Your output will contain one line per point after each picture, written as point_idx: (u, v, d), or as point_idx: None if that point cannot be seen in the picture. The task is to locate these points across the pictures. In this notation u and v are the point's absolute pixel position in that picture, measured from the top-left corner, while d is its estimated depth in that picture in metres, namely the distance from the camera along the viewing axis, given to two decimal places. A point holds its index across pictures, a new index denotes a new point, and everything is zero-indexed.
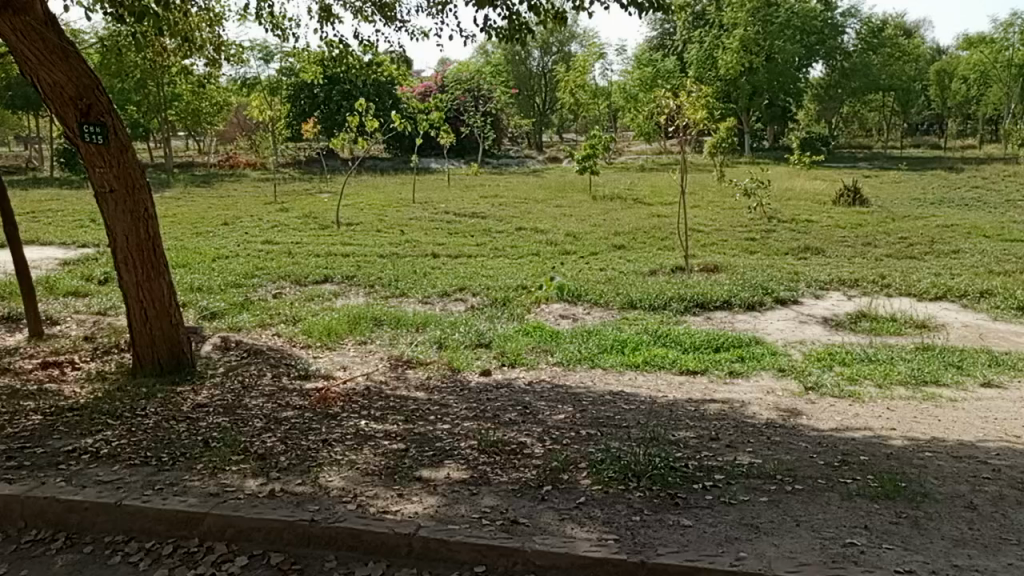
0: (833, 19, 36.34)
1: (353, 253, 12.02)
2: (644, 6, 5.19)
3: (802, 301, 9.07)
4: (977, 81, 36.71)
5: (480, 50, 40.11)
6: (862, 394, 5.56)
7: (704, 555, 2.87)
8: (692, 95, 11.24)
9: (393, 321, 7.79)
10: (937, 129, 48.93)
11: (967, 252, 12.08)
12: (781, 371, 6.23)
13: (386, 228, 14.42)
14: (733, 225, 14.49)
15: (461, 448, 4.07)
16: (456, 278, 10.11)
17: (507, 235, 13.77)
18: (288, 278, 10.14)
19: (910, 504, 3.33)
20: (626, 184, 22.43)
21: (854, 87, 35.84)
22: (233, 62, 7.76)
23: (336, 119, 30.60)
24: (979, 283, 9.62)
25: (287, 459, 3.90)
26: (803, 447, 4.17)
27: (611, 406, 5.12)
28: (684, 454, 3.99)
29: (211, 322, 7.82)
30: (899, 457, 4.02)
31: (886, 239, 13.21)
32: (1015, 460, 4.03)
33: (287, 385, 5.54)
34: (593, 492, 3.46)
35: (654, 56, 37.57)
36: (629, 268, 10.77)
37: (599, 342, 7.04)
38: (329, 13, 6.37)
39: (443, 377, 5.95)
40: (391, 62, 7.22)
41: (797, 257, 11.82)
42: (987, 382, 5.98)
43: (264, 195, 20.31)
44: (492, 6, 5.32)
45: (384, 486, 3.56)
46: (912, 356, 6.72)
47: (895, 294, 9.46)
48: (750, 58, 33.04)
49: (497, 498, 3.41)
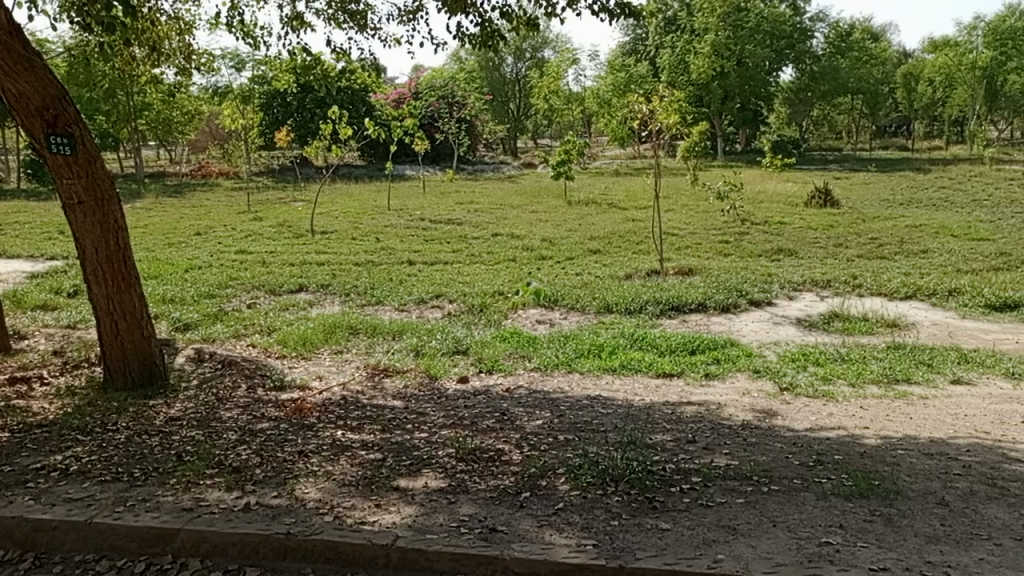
0: (801, 23, 36.99)
1: (327, 262, 11.94)
2: (615, 12, 5.22)
3: (776, 302, 9.17)
4: (942, 84, 37.62)
5: (453, 56, 40.18)
6: (836, 394, 5.64)
7: (682, 558, 2.88)
8: (664, 100, 11.32)
9: (369, 329, 7.75)
10: (905, 129, 49.85)
11: (936, 251, 12.28)
12: (756, 372, 6.29)
13: (362, 236, 14.39)
14: (707, 228, 14.67)
15: (439, 457, 4.05)
16: (433, 284, 10.11)
17: (483, 242, 13.80)
18: (262, 288, 10.05)
19: (883, 502, 3.37)
20: (600, 189, 22.51)
21: (824, 90, 36.26)
22: (204, 70, 7.69)
23: (309, 126, 30.60)
24: (947, 282, 9.78)
25: (263, 471, 3.86)
26: (778, 448, 4.21)
27: (588, 411, 5.13)
28: (662, 457, 4.00)
29: (184, 333, 7.74)
30: (872, 455, 4.07)
31: (857, 240, 13.42)
32: (985, 456, 4.10)
33: (264, 396, 5.49)
34: (571, 498, 3.46)
35: (627, 62, 37.89)
36: (605, 273, 10.82)
37: (576, 346, 7.07)
38: (301, 21, 6.33)
39: (421, 386, 5.93)
40: (363, 70, 7.20)
41: (771, 260, 11.95)
42: (957, 378, 6.11)
43: (237, 205, 20.17)
44: (465, 13, 5.33)
45: (361, 497, 3.53)
46: (883, 355, 6.82)
47: (866, 294, 9.59)
48: (722, 62, 33.48)
49: (475, 507, 3.40)
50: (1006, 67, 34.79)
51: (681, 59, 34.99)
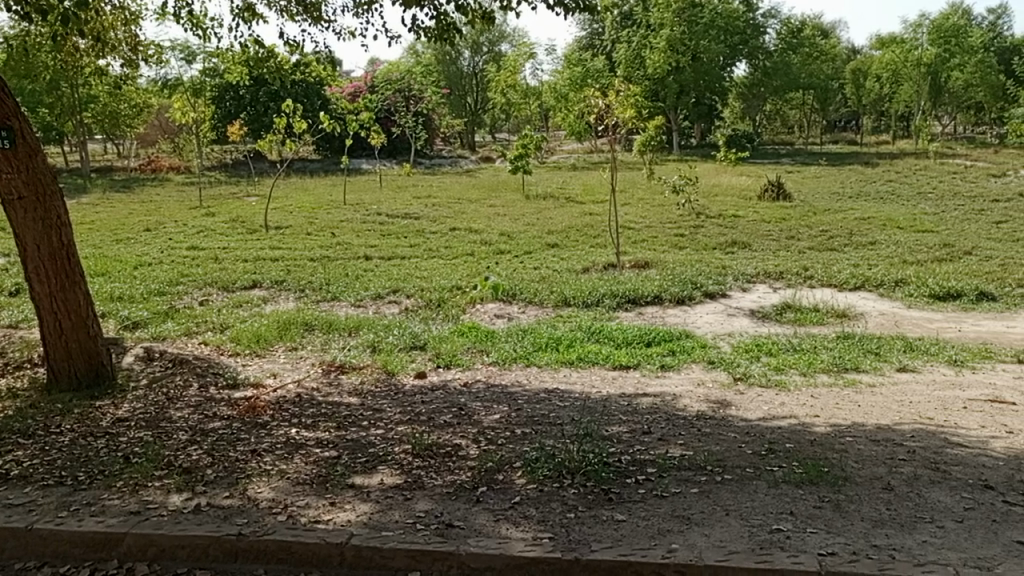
0: (754, 19, 37.54)
1: (282, 257, 11.74)
2: (570, 7, 5.21)
3: (730, 294, 9.32)
4: (889, 81, 38.59)
5: (409, 49, 39.87)
6: (787, 383, 5.75)
7: (637, 549, 2.90)
8: (620, 94, 11.40)
9: (324, 325, 7.65)
10: (854, 124, 51.06)
11: (883, 243, 12.61)
12: (711, 363, 6.39)
13: (317, 231, 14.19)
14: (663, 221, 14.81)
15: (395, 453, 4.02)
16: (390, 280, 10.03)
17: (441, 236, 13.73)
18: (215, 284, 9.85)
19: (832, 489, 3.45)
20: (557, 183, 22.58)
21: (776, 86, 36.92)
22: (152, 62, 7.49)
23: (263, 120, 30.08)
24: (894, 273, 10.05)
25: (214, 472, 3.78)
26: (731, 437, 4.28)
27: (545, 404, 5.15)
28: (618, 449, 4.03)
29: (133, 332, 7.54)
30: (821, 443, 4.16)
31: (808, 232, 13.69)
32: (928, 441, 4.22)
33: (216, 395, 5.38)
34: (527, 491, 3.46)
35: (584, 57, 38.01)
36: (563, 267, 10.86)
37: (534, 340, 7.09)
38: (252, 12, 6.20)
39: (378, 382, 5.88)
40: (318, 63, 7.08)
41: (725, 252, 12.13)
42: (903, 366, 6.28)
43: (189, 199, 19.72)
44: (420, 6, 5.27)
45: (315, 495, 3.49)
46: (833, 344, 6.97)
47: (817, 285, 9.80)
48: (677, 57, 33.85)
49: (431, 502, 3.38)
50: (949, 64, 35.93)
51: (636, 54, 35.28)
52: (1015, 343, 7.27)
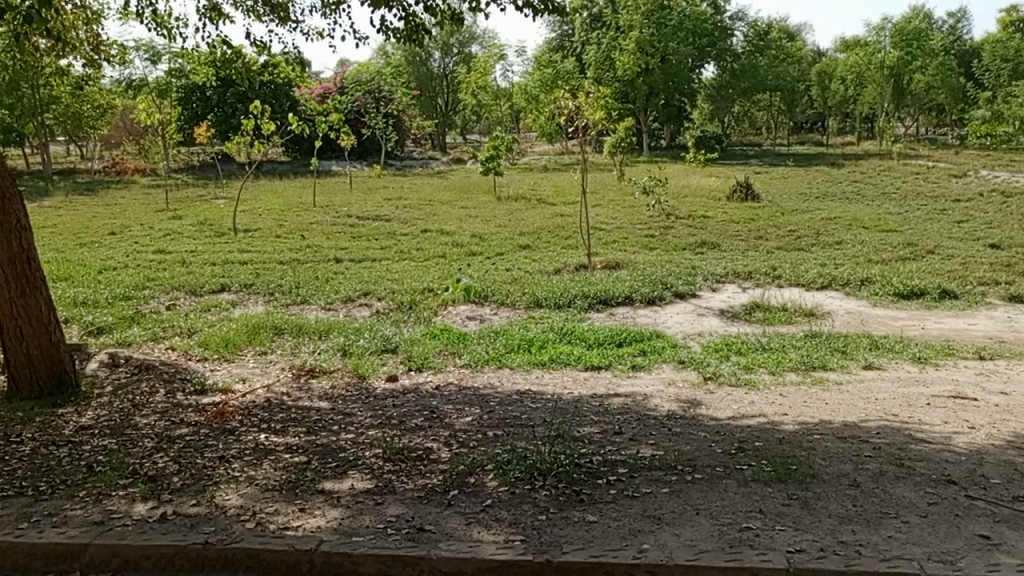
0: (721, 22, 37.93)
1: (251, 260, 11.61)
2: (539, 8, 5.22)
3: (699, 294, 9.40)
4: (853, 83, 39.24)
5: (379, 50, 39.69)
6: (756, 382, 5.82)
7: (608, 550, 2.91)
8: (590, 96, 11.45)
9: (294, 329, 7.57)
10: (820, 125, 51.86)
11: (849, 242, 12.82)
12: (681, 363, 6.44)
13: (286, 234, 14.05)
14: (633, 222, 14.90)
15: (366, 458, 3.99)
16: (360, 282, 9.97)
17: (413, 238, 13.66)
18: (182, 288, 9.70)
19: (800, 486, 3.49)
20: (529, 184, 22.61)
21: (744, 87, 37.34)
22: (115, 62, 7.35)
23: (231, 122, 29.73)
24: (859, 272, 10.22)
25: (181, 480, 3.72)
26: (701, 437, 4.31)
27: (517, 406, 5.14)
28: (589, 449, 4.04)
29: (97, 338, 7.40)
30: (790, 441, 4.20)
31: (776, 232, 13.86)
32: (893, 438, 4.29)
33: (183, 401, 5.29)
34: (499, 494, 3.45)
35: (554, 58, 38.12)
36: (535, 268, 10.88)
37: (506, 341, 7.08)
38: (218, 12, 6.11)
39: (349, 386, 5.83)
40: (286, 64, 7.01)
41: (695, 252, 12.24)
42: (869, 364, 6.39)
43: (154, 202, 19.41)
44: (388, 7, 5.25)
45: (285, 501, 3.45)
46: (801, 343, 7.06)
47: (785, 284, 9.93)
48: (646, 59, 34.10)
49: (402, 507, 3.36)
50: (911, 67, 36.65)
51: (606, 56, 35.48)
52: (977, 340, 7.42)
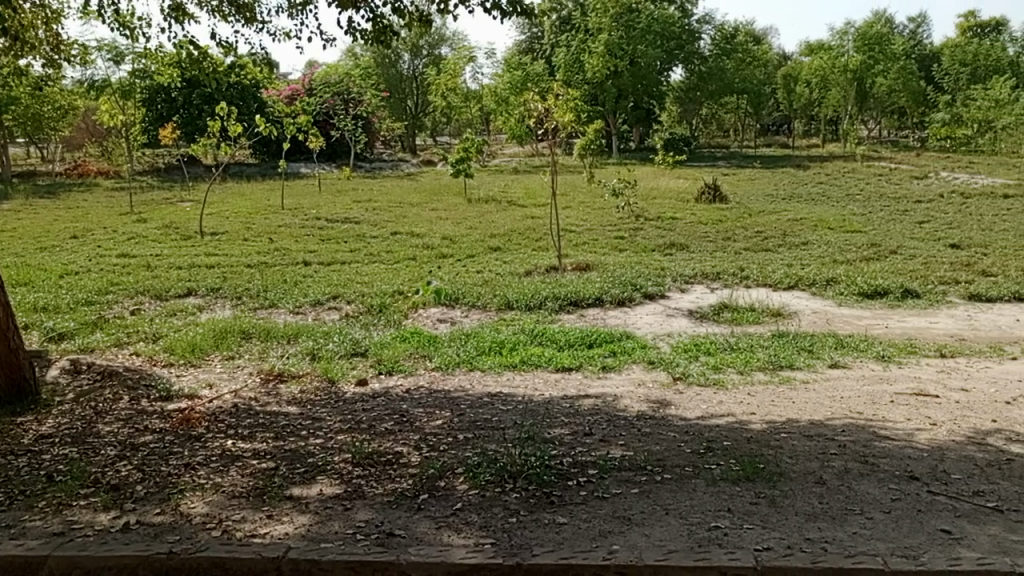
0: (689, 25, 38.31)
1: (218, 264, 11.45)
2: (508, 11, 5.23)
3: (669, 295, 9.47)
4: (818, 86, 39.87)
5: (348, 52, 39.44)
6: (725, 381, 5.88)
7: (578, 552, 2.91)
8: (560, 98, 11.48)
9: (262, 333, 7.48)
10: (786, 128, 52.62)
11: (814, 243, 13.01)
12: (651, 363, 6.48)
13: (254, 237, 13.88)
14: (603, 224, 14.97)
15: (334, 463, 3.95)
16: (329, 285, 9.88)
17: (383, 240, 13.58)
18: (147, 293, 9.53)
19: (768, 484, 3.53)
20: (499, 186, 22.62)
21: (711, 90, 37.74)
22: (76, 62, 7.20)
23: (197, 123, 29.32)
24: (825, 272, 10.38)
25: (144, 488, 3.64)
26: (671, 437, 4.34)
27: (488, 409, 5.13)
28: (559, 451, 4.04)
29: (58, 344, 7.23)
30: (758, 440, 4.25)
31: (744, 233, 14.02)
32: (859, 435, 4.36)
33: (148, 407, 5.20)
34: (468, 497, 3.44)
35: (523, 60, 38.18)
36: (505, 270, 10.88)
37: (477, 344, 7.07)
38: (183, 12, 6.02)
39: (317, 390, 5.77)
40: (253, 65, 6.92)
41: (664, 254, 12.34)
42: (834, 363, 6.49)
43: (118, 205, 19.04)
44: (356, 8, 5.21)
45: (252, 508, 3.40)
46: (768, 343, 7.15)
47: (752, 285, 10.05)
48: (615, 61, 34.33)
49: (372, 512, 3.33)
50: (873, 70, 37.36)
51: (575, 58, 35.65)
52: (939, 339, 7.57)
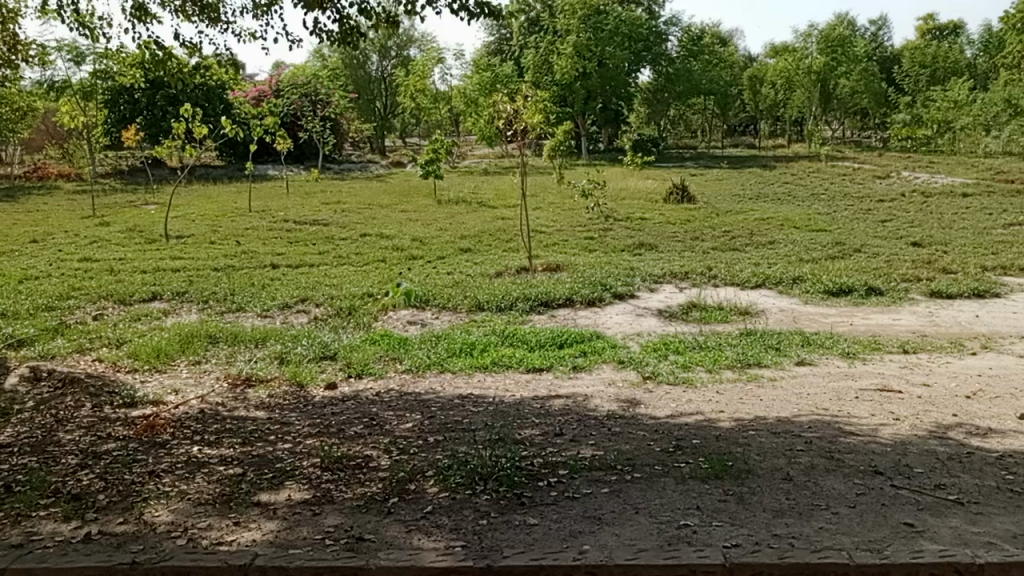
0: (656, 27, 38.67)
1: (184, 267, 11.28)
2: (475, 12, 5.22)
3: (638, 294, 9.53)
4: (783, 87, 40.47)
5: (316, 53, 39.14)
6: (694, 380, 5.93)
7: (549, 553, 2.91)
8: (529, 99, 11.51)
9: (229, 337, 7.37)
10: (752, 129, 53.33)
11: (781, 242, 13.19)
12: (621, 363, 6.51)
13: (221, 240, 13.69)
14: (573, 225, 15.01)
15: (303, 468, 3.91)
16: (298, 288, 9.78)
17: (352, 242, 13.49)
18: (110, 297, 9.35)
19: (736, 482, 3.56)
20: (469, 187, 22.60)
21: (679, 91, 38.11)
22: (34, 63, 7.03)
23: (161, 125, 28.88)
24: (791, 271, 10.52)
25: (107, 497, 3.57)
26: (641, 436, 4.36)
27: (459, 411, 5.11)
28: (530, 452, 4.04)
29: (18, 351, 7.06)
30: (726, 438, 4.29)
31: (712, 233, 14.17)
32: (825, 432, 4.42)
33: (110, 414, 5.09)
34: (439, 500, 3.42)
35: (493, 61, 38.19)
36: (476, 271, 10.85)
37: (447, 346, 7.04)
38: (145, 12, 5.91)
39: (286, 394, 5.71)
40: (218, 66, 6.82)
41: (633, 254, 12.42)
42: (801, 360, 6.58)
43: (80, 208, 18.66)
44: (322, 9, 5.16)
45: (218, 516, 3.34)
46: (736, 341, 7.23)
47: (720, 284, 10.16)
48: (584, 63, 34.53)
49: (341, 516, 3.30)
50: (836, 72, 38.03)
51: (544, 60, 35.78)
52: (902, 335, 7.72)
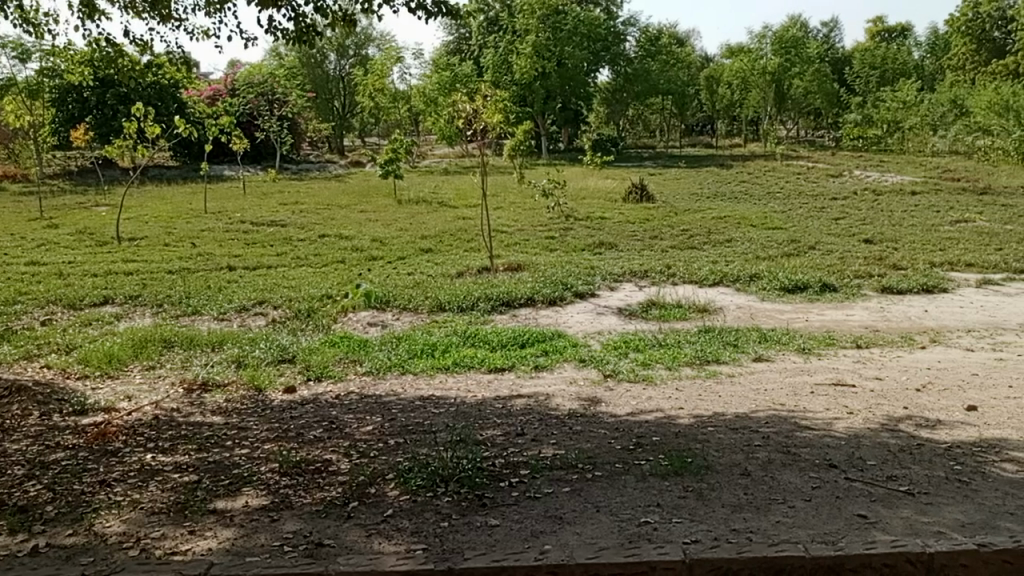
0: (614, 27, 38.99)
1: (137, 270, 11.01)
2: (433, 11, 5.19)
3: (598, 293, 9.58)
4: (738, 87, 41.14)
5: (272, 52, 38.60)
6: (654, 377, 5.98)
7: (510, 554, 2.90)
8: (488, 99, 11.50)
9: (184, 341, 7.22)
10: (709, 128, 54.08)
11: (738, 240, 13.39)
12: (582, 361, 6.54)
13: (175, 242, 13.41)
14: (533, 224, 15.04)
15: (261, 473, 3.84)
16: (255, 290, 9.63)
17: (310, 243, 13.33)
18: (59, 302, 9.09)
19: (695, 478, 3.60)
20: (429, 187, 22.50)
21: (637, 91, 38.44)
22: None
23: (112, 125, 28.18)
24: (748, 268, 10.69)
25: (56, 508, 3.46)
26: (601, 434, 4.38)
27: (420, 412, 5.08)
28: (491, 453, 4.03)
29: None
30: (685, 435, 4.33)
31: (670, 232, 14.32)
32: (781, 427, 4.49)
33: (59, 423, 4.94)
34: (400, 503, 3.39)
35: (452, 61, 38.08)
36: (436, 271, 10.81)
37: (408, 347, 6.99)
38: (93, 9, 5.75)
39: (243, 398, 5.61)
40: (170, 64, 6.67)
41: (593, 253, 12.49)
42: (758, 356, 6.68)
43: (27, 210, 18.11)
44: (277, 7, 5.08)
45: (172, 524, 3.27)
46: (695, 338, 7.31)
47: (679, 282, 10.27)
48: (543, 62, 34.68)
49: (300, 522, 3.25)
50: (790, 73, 38.81)
51: (503, 59, 35.81)
52: (855, 330, 7.89)
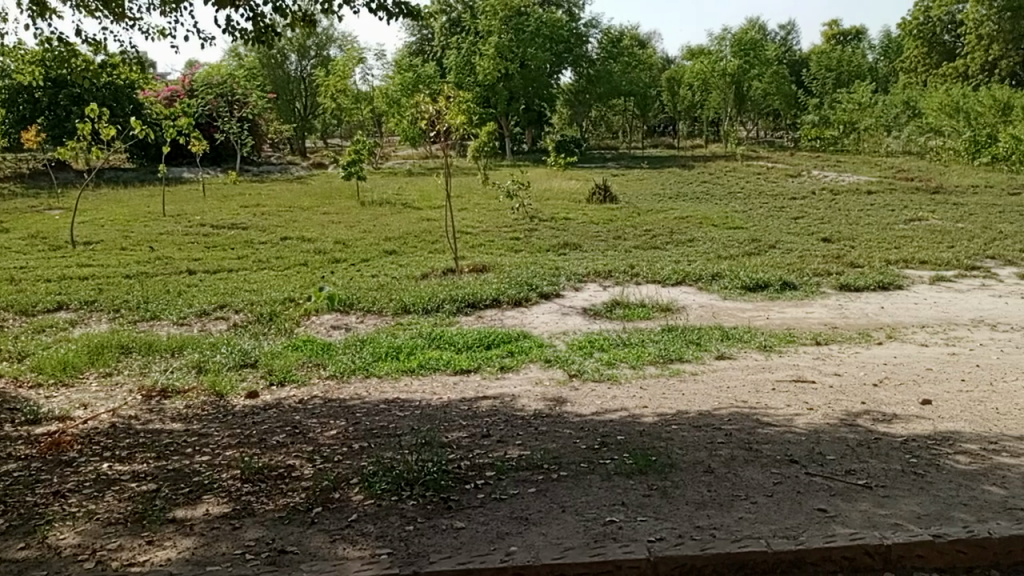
0: (576, 29, 39.18)
1: (92, 275, 10.75)
2: (394, 11, 5.15)
3: (563, 293, 9.61)
4: (700, 89, 41.63)
5: (231, 53, 38.03)
6: (619, 376, 6.02)
7: (476, 556, 2.89)
8: (451, 100, 11.46)
9: (142, 347, 7.07)
10: (672, 129, 54.65)
11: (700, 240, 13.55)
12: (547, 361, 6.55)
13: (132, 246, 13.12)
14: (498, 225, 15.03)
15: (222, 480, 3.77)
16: (215, 294, 9.46)
17: (271, 246, 13.14)
18: (11, 308, 8.83)
19: (659, 476, 3.62)
20: (393, 188, 22.37)
21: (600, 93, 38.62)
22: None
23: (65, 126, 27.49)
24: (710, 267, 10.82)
25: (7, 521, 3.36)
26: (567, 434, 4.39)
27: (384, 416, 5.04)
28: (456, 455, 4.01)
29: None
30: (650, 433, 4.36)
31: (633, 232, 14.43)
32: (743, 424, 4.54)
33: (11, 433, 4.80)
34: (364, 508, 3.36)
35: (414, 62, 37.88)
36: (400, 273, 10.74)
37: (372, 350, 6.93)
38: (43, 7, 5.60)
39: (204, 404, 5.51)
40: (125, 64, 6.52)
41: (558, 254, 12.53)
42: (720, 354, 6.77)
43: None
44: (235, 7, 5.00)
45: (130, 535, 3.19)
46: (659, 337, 7.37)
47: (643, 281, 10.35)
48: (505, 64, 34.71)
49: (262, 529, 3.20)
50: (749, 75, 39.40)
51: (466, 60, 35.76)
52: (815, 327, 8.03)
